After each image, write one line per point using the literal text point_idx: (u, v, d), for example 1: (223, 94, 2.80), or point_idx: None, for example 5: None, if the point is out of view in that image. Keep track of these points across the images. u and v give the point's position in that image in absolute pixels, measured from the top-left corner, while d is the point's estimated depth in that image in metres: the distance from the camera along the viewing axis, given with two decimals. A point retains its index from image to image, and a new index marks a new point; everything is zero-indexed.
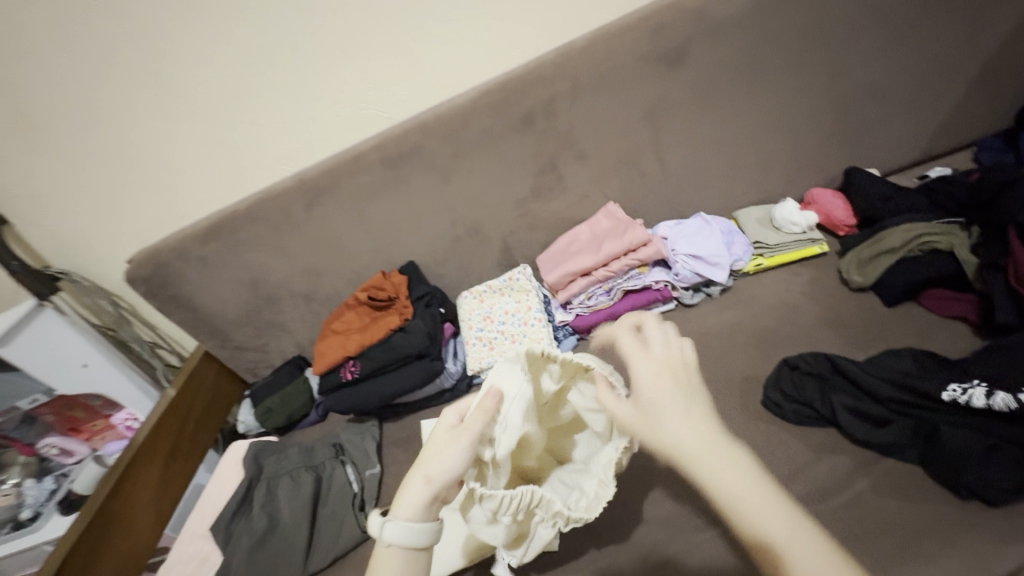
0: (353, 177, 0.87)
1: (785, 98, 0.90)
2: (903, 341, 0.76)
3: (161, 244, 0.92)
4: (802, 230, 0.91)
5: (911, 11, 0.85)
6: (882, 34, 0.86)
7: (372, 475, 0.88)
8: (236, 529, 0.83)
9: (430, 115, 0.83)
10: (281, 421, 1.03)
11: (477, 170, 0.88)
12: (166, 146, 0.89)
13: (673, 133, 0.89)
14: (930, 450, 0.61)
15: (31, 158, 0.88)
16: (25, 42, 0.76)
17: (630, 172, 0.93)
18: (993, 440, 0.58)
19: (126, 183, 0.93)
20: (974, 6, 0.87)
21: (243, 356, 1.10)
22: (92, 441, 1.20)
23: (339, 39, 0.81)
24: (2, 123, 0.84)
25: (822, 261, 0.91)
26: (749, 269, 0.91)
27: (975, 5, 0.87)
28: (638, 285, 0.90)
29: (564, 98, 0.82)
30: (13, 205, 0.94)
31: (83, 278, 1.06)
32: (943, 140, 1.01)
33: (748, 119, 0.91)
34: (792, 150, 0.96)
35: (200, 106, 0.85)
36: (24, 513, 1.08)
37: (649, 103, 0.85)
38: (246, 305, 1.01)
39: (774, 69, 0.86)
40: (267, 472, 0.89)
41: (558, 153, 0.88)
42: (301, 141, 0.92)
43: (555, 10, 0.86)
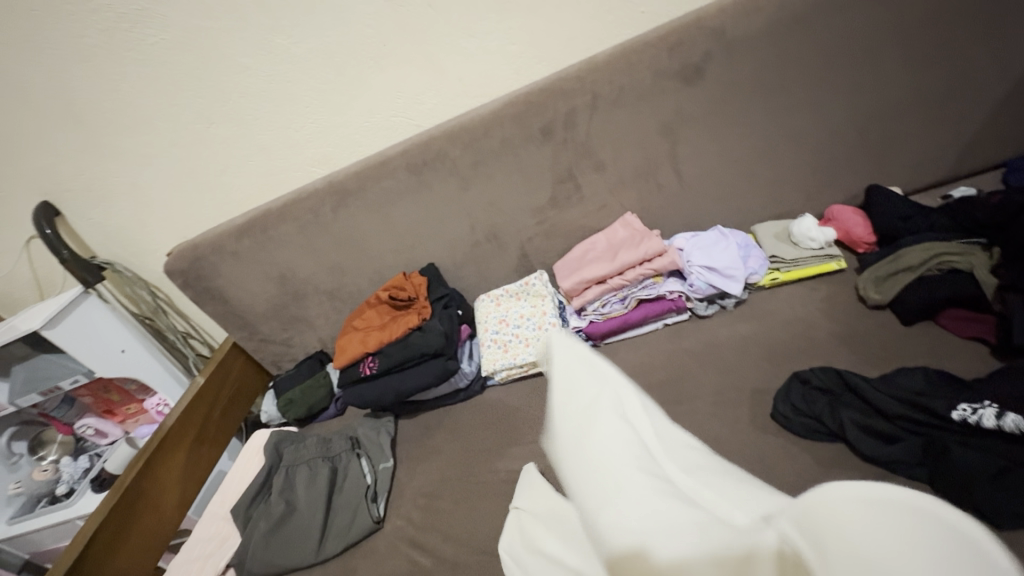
0: (380, 181, 0.91)
1: (806, 115, 0.90)
2: (919, 360, 0.75)
3: (199, 239, 0.98)
4: (820, 246, 0.91)
5: (937, 31, 0.85)
6: (906, 53, 0.86)
7: (385, 469, 0.91)
8: (255, 513, 0.87)
9: (455, 124, 0.87)
10: (301, 413, 1.07)
11: (497, 178, 0.91)
12: (207, 148, 0.95)
13: (691, 146, 0.91)
14: (938, 470, 0.61)
15: (87, 156, 0.95)
16: (86, 50, 0.83)
17: (647, 184, 0.94)
18: (1003, 461, 0.58)
19: (170, 181, 0.99)
20: (1005, 26, 0.86)
21: (269, 348, 1.15)
22: (125, 424, 1.28)
23: (371, 50, 0.86)
24: (63, 123, 0.91)
25: (840, 278, 0.91)
26: (764, 283, 0.91)
27: (1005, 25, 0.86)
28: (652, 295, 0.92)
29: (584, 111, 0.85)
30: (68, 199, 1.01)
31: (126, 268, 1.13)
32: (970, 160, 0.99)
33: (768, 135, 0.91)
34: (813, 166, 0.96)
35: (240, 111, 0.90)
36: (60, 488, 1.18)
37: (668, 117, 0.87)
38: (273, 299, 1.06)
39: (794, 86, 0.87)
40: (286, 461, 0.93)
41: (577, 163, 0.91)
42: (332, 145, 0.97)
43: (578, 25, 0.88)
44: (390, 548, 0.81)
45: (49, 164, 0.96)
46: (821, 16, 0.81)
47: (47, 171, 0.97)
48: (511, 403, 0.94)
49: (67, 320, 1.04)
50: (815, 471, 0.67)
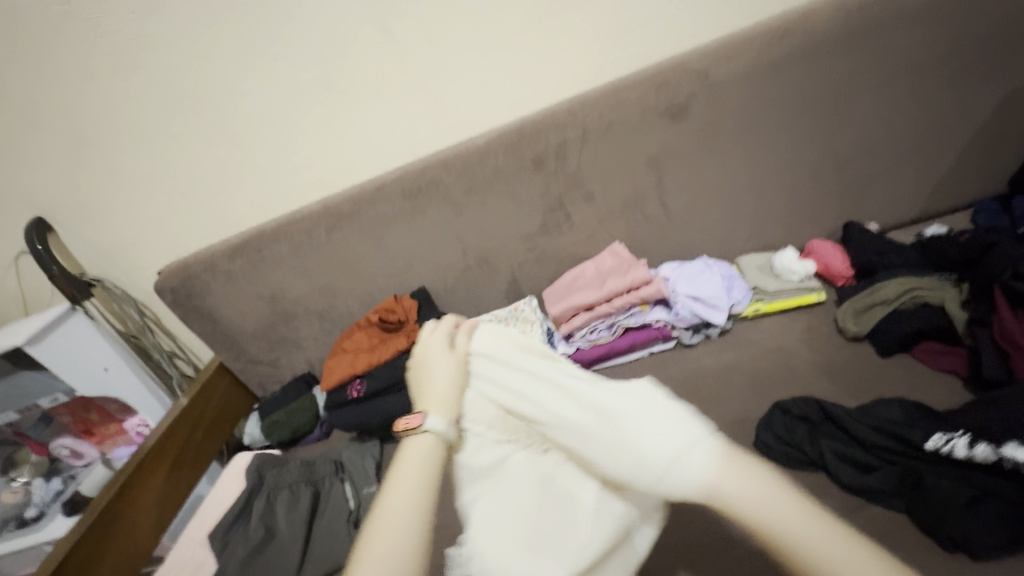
0: (374, 206, 0.93)
1: (785, 153, 0.94)
2: (898, 392, 0.77)
3: (191, 258, 0.99)
4: (801, 278, 0.94)
5: (906, 79, 0.90)
6: (878, 99, 0.92)
7: (369, 493, 0.89)
8: (233, 538, 0.85)
9: (449, 153, 0.90)
10: (285, 435, 1.05)
11: (489, 205, 0.93)
12: (205, 168, 0.97)
13: (677, 180, 0.94)
14: (916, 499, 0.62)
15: (83, 173, 0.97)
16: (92, 72, 0.86)
17: (635, 214, 0.97)
18: (975, 492, 0.59)
19: (166, 200, 1.01)
20: (969, 77, 0.92)
21: (255, 369, 1.14)
22: (102, 445, 1.24)
23: (370, 80, 0.89)
24: (63, 141, 0.92)
25: (821, 310, 0.93)
26: (748, 313, 0.94)
27: (969, 76, 0.92)
28: (639, 322, 0.93)
29: (574, 143, 0.88)
30: (62, 215, 1.02)
31: (115, 285, 1.13)
32: (942, 200, 1.04)
33: (750, 171, 0.95)
34: (793, 202, 1.00)
35: (240, 135, 0.93)
36: (30, 511, 1.13)
37: (654, 151, 0.91)
38: (263, 320, 1.06)
39: (774, 125, 0.91)
40: (267, 484, 0.91)
41: (567, 193, 0.94)
42: (329, 170, 0.99)
43: (571, 63, 0.92)
44: None
45: (45, 180, 0.97)
46: (797, 62, 0.86)
47: (43, 187, 0.98)
48: None
49: (52, 337, 1.03)
50: None
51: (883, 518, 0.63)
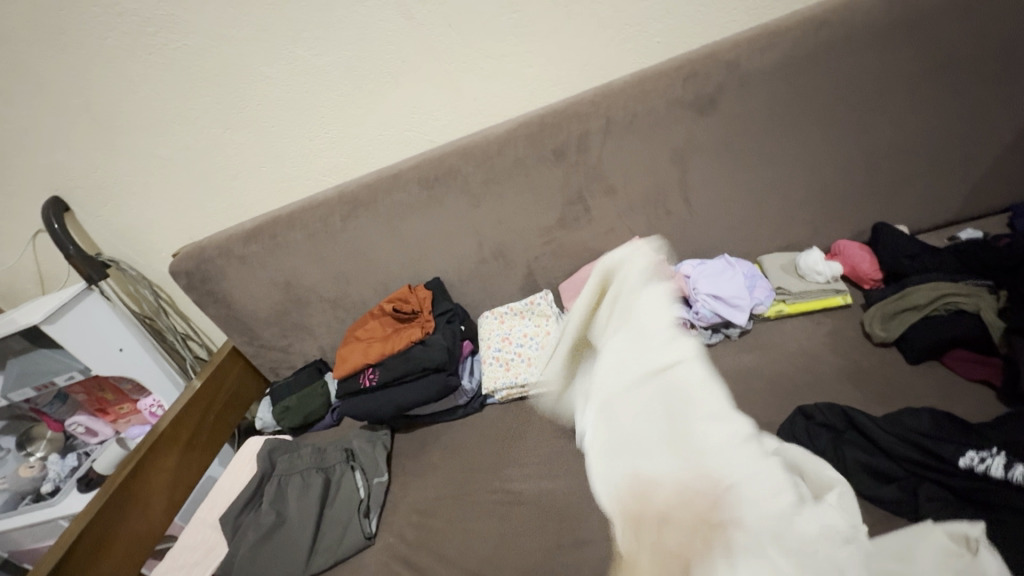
0: (391, 194, 0.91)
1: (815, 150, 0.91)
2: (925, 401, 0.75)
3: (207, 242, 0.99)
4: (827, 280, 0.91)
5: (946, 76, 0.87)
6: (915, 96, 0.88)
7: (380, 483, 0.89)
8: (244, 522, 0.85)
9: (470, 142, 0.88)
10: (296, 421, 1.05)
11: (507, 197, 0.91)
12: (221, 152, 0.96)
13: (701, 175, 0.92)
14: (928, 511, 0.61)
15: (100, 154, 0.96)
16: (109, 51, 0.84)
17: (656, 210, 0.95)
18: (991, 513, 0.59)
19: (182, 183, 1.00)
20: (1013, 73, 0.88)
21: (268, 355, 1.14)
22: (116, 424, 1.26)
23: (390, 66, 0.87)
24: (81, 121, 0.92)
25: (845, 313, 0.91)
26: (770, 314, 0.92)
27: (1013, 72, 0.87)
28: None
29: (596, 135, 0.86)
30: (80, 195, 1.02)
31: (130, 267, 1.13)
32: (976, 203, 1.00)
33: (777, 169, 0.93)
34: (821, 201, 0.97)
35: (256, 118, 0.91)
36: (45, 486, 1.17)
37: (679, 146, 0.88)
38: (276, 305, 1.06)
39: (805, 121, 0.88)
40: (279, 470, 0.91)
41: (588, 186, 0.92)
42: (345, 156, 0.98)
43: (595, 51, 0.90)
44: (380, 565, 0.80)
45: (62, 160, 0.97)
46: (832, 55, 0.82)
47: (60, 167, 0.98)
48: (511, 422, 0.93)
49: (68, 316, 1.04)
50: None
51: None
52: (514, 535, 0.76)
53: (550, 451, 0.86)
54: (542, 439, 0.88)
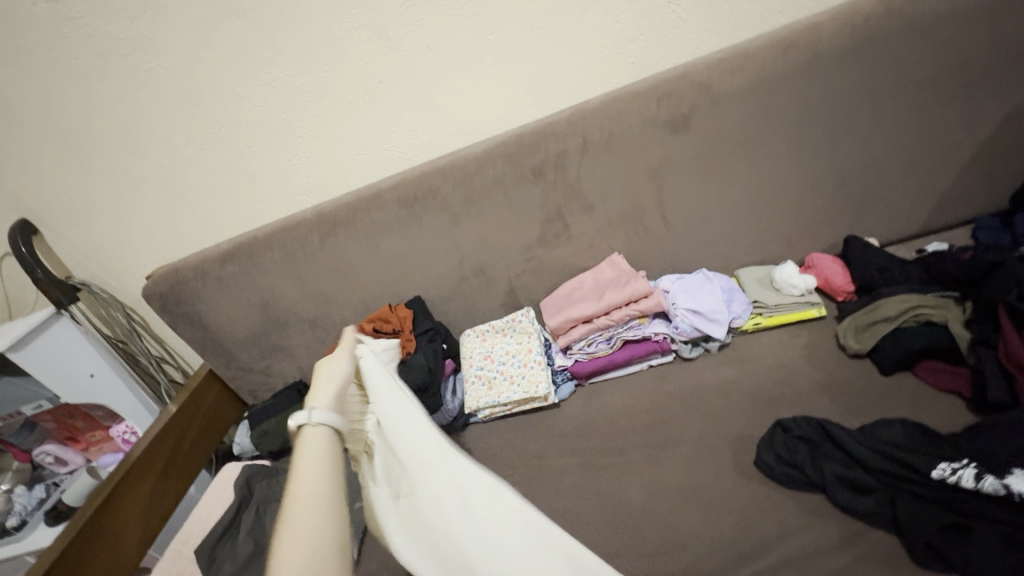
0: (369, 214, 0.91)
1: (787, 165, 0.94)
2: (899, 411, 0.76)
3: (182, 264, 0.97)
4: (801, 293, 0.94)
5: (908, 95, 0.90)
6: (881, 113, 0.91)
7: (360, 508, 0.87)
8: (220, 552, 0.82)
9: (447, 162, 0.88)
10: (275, 446, 1.03)
11: (487, 215, 0.92)
12: (196, 174, 0.95)
13: (678, 192, 0.93)
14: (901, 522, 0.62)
15: (70, 176, 0.94)
16: (79, 73, 0.83)
17: (634, 227, 0.96)
18: (962, 521, 0.60)
19: (155, 204, 0.98)
20: (971, 92, 0.91)
21: (246, 377, 1.12)
22: (87, 452, 1.21)
23: (368, 87, 0.87)
24: (51, 143, 0.90)
25: (820, 325, 0.92)
26: (747, 327, 0.93)
27: (971, 91, 0.91)
28: (637, 336, 0.92)
29: (573, 154, 0.87)
30: (50, 218, 0.99)
31: (102, 290, 1.10)
32: (941, 215, 1.04)
33: (750, 184, 0.95)
34: (794, 215, 0.99)
35: (232, 139, 0.91)
36: (11, 520, 1.08)
37: (655, 163, 0.90)
38: (254, 327, 1.04)
39: (776, 138, 0.91)
40: (256, 497, 0.89)
41: (566, 203, 0.92)
42: (324, 175, 0.97)
43: (572, 71, 0.91)
44: None
45: (31, 182, 0.95)
46: (799, 77, 0.85)
47: (27, 188, 0.95)
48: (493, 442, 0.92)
49: (34, 343, 1.01)
50: (800, 521, 0.67)
51: (885, 542, 0.63)
52: None
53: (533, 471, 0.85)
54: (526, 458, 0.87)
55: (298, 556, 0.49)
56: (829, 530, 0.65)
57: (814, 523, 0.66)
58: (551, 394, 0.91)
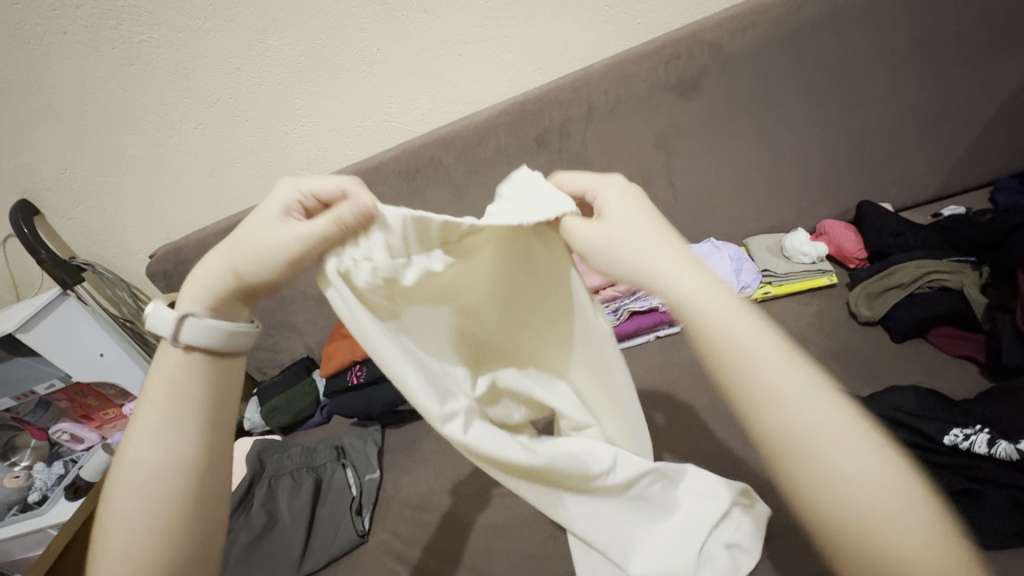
0: (371, 187, 0.89)
1: (801, 129, 0.91)
2: (911, 377, 0.75)
3: (184, 242, 0.96)
4: (812, 261, 0.92)
5: (928, 51, 0.86)
6: (899, 72, 0.87)
7: (372, 480, 0.89)
8: (235, 524, 0.84)
9: (449, 131, 0.86)
10: (286, 421, 1.05)
11: (491, 187, 0.90)
12: (194, 149, 0.93)
13: (686, 159, 0.91)
14: None
15: (67, 154, 0.93)
16: (68, 48, 0.81)
17: (641, 196, 0.94)
18: (972, 486, 0.60)
19: (154, 182, 0.97)
20: (994, 48, 0.87)
21: (254, 354, 1.12)
22: (103, 429, 1.23)
23: (365, 55, 0.84)
24: (44, 120, 0.88)
25: (831, 293, 0.91)
26: (756, 297, 0.92)
27: (994, 47, 0.87)
28: (645, 307, 0.92)
29: (579, 120, 0.84)
30: (50, 199, 0.99)
31: (106, 270, 1.09)
32: (959, 178, 1.01)
33: (761, 150, 0.92)
34: (805, 181, 0.96)
35: (228, 112, 0.88)
36: (32, 496, 1.13)
37: (663, 129, 0.87)
38: (259, 305, 1.04)
39: (789, 101, 0.87)
40: (268, 470, 0.91)
41: (571, 173, 0.90)
42: (323, 148, 0.95)
43: (576, 35, 0.88)
44: (375, 562, 0.79)
45: (28, 162, 0.94)
46: (815, 34, 0.81)
47: (24, 168, 0.94)
48: None
49: (43, 324, 1.02)
50: None
51: None
52: (509, 526, 0.76)
53: None
54: None
55: (150, 423, 0.41)
56: None
57: None
58: None
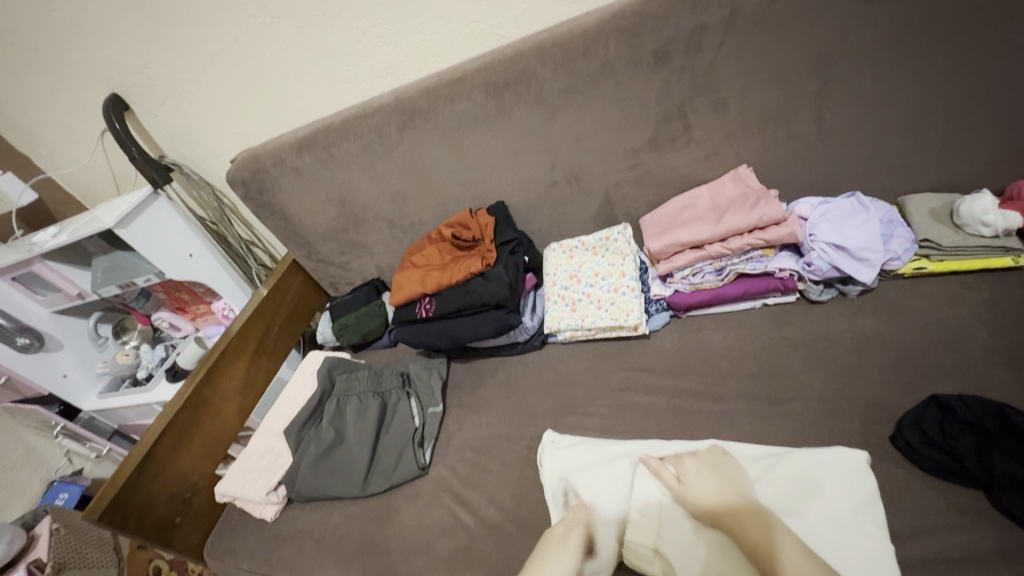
0: (452, 102, 0.81)
1: (977, 57, 0.72)
2: None
3: (261, 150, 0.93)
4: (995, 234, 0.74)
5: None
6: None
7: (434, 413, 0.87)
8: (306, 436, 0.88)
9: (551, 36, 0.74)
10: (355, 339, 1.05)
11: (591, 109, 0.79)
12: (274, 48, 0.92)
13: (841, 85, 0.75)
14: None
15: (162, 49, 0.95)
16: None
17: (773, 133, 0.80)
18: None
19: (235, 81, 0.98)
20: None
21: (327, 270, 1.13)
22: (195, 322, 1.39)
23: None
24: (143, 5, 0.89)
25: (1008, 277, 0.74)
26: (905, 271, 0.77)
27: None
28: (757, 270, 0.79)
29: (715, 30, 0.70)
30: (146, 91, 1.03)
31: (191, 171, 1.16)
32: None
33: (938, 83, 0.74)
34: (996, 126, 0.77)
35: (314, 10, 0.85)
36: (141, 373, 1.35)
37: (820, 48, 0.72)
38: (334, 223, 1.02)
39: (993, 11, 0.69)
40: (338, 389, 0.92)
41: (689, 99, 0.77)
42: (401, 53, 0.90)
43: None
44: (432, 498, 0.78)
45: (137, 59, 0.98)
46: None
47: (121, 63, 0.99)
48: (574, 365, 0.86)
49: (139, 220, 1.05)
50: (947, 515, 0.55)
51: None
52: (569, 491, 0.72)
53: (615, 405, 0.78)
54: (607, 390, 0.80)
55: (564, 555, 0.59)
56: (983, 532, 0.54)
57: (968, 519, 0.55)
58: (642, 325, 0.83)
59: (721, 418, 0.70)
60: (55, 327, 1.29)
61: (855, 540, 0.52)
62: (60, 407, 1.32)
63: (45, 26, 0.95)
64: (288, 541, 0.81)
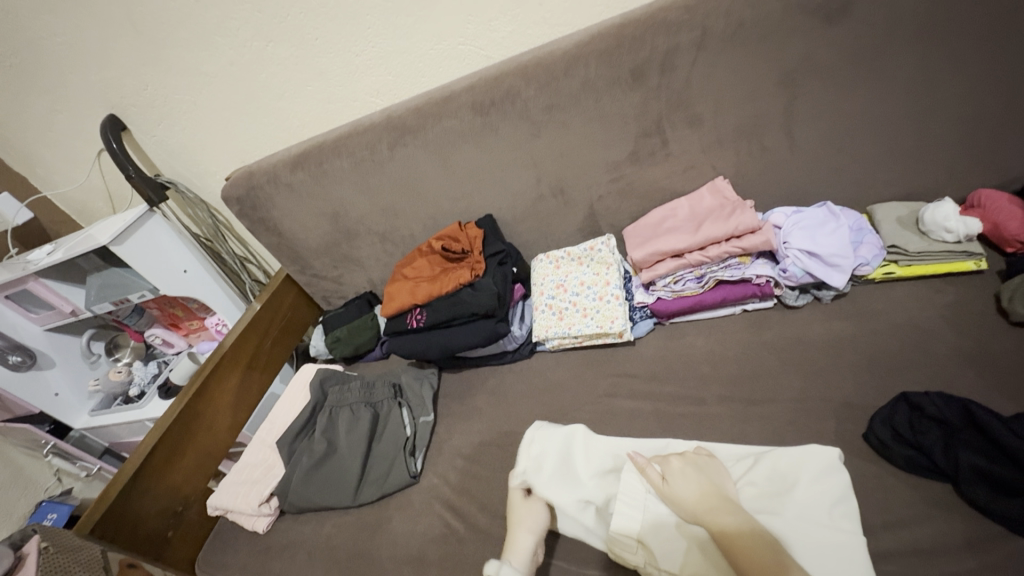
0: (440, 120, 0.84)
1: (934, 74, 0.77)
2: None
3: (256, 168, 0.96)
4: (957, 239, 0.77)
5: None
6: None
7: (425, 423, 0.88)
8: (298, 447, 0.89)
9: (534, 57, 0.78)
10: (347, 352, 1.07)
11: (573, 125, 0.82)
12: (269, 70, 0.95)
13: (809, 101, 0.79)
14: None
15: (161, 72, 0.99)
16: None
17: (747, 146, 0.83)
18: None
19: (231, 101, 1.01)
20: None
21: (320, 284, 1.15)
22: (188, 338, 1.40)
23: None
24: (143, 30, 0.93)
25: (973, 281, 0.78)
26: (876, 277, 0.80)
27: None
28: (735, 277, 0.82)
29: (688, 51, 0.74)
30: (143, 112, 1.06)
31: (187, 189, 1.18)
32: None
33: (900, 99, 0.79)
34: (955, 138, 0.81)
35: (308, 34, 0.89)
36: (133, 390, 1.35)
37: (788, 67, 0.76)
38: (327, 237, 1.04)
39: (946, 31, 0.73)
40: (330, 400, 0.93)
41: (666, 115, 0.81)
42: (392, 74, 0.93)
43: None
44: (423, 506, 0.79)
45: (135, 82, 1.01)
46: None
47: (119, 86, 1.02)
48: (561, 372, 0.88)
49: (134, 237, 1.07)
50: (919, 509, 0.57)
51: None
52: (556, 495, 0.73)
53: (602, 410, 0.80)
54: (593, 396, 0.82)
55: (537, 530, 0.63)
56: (952, 525, 0.56)
57: (938, 512, 0.57)
58: (627, 332, 0.85)
59: (703, 420, 0.72)
60: (47, 344, 1.29)
61: (827, 534, 0.54)
62: (51, 426, 1.31)
63: (46, 51, 0.98)
64: (280, 552, 0.82)
